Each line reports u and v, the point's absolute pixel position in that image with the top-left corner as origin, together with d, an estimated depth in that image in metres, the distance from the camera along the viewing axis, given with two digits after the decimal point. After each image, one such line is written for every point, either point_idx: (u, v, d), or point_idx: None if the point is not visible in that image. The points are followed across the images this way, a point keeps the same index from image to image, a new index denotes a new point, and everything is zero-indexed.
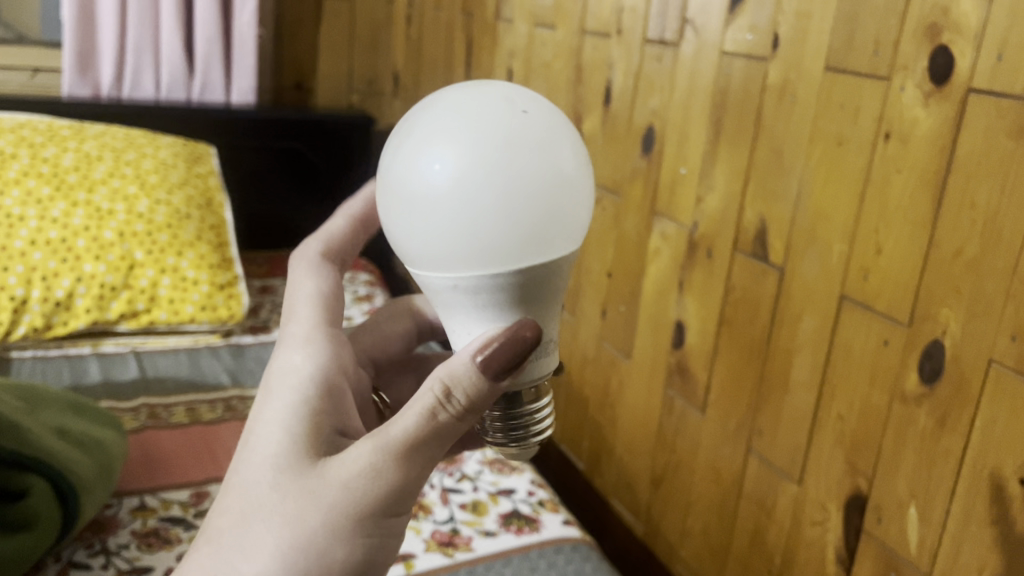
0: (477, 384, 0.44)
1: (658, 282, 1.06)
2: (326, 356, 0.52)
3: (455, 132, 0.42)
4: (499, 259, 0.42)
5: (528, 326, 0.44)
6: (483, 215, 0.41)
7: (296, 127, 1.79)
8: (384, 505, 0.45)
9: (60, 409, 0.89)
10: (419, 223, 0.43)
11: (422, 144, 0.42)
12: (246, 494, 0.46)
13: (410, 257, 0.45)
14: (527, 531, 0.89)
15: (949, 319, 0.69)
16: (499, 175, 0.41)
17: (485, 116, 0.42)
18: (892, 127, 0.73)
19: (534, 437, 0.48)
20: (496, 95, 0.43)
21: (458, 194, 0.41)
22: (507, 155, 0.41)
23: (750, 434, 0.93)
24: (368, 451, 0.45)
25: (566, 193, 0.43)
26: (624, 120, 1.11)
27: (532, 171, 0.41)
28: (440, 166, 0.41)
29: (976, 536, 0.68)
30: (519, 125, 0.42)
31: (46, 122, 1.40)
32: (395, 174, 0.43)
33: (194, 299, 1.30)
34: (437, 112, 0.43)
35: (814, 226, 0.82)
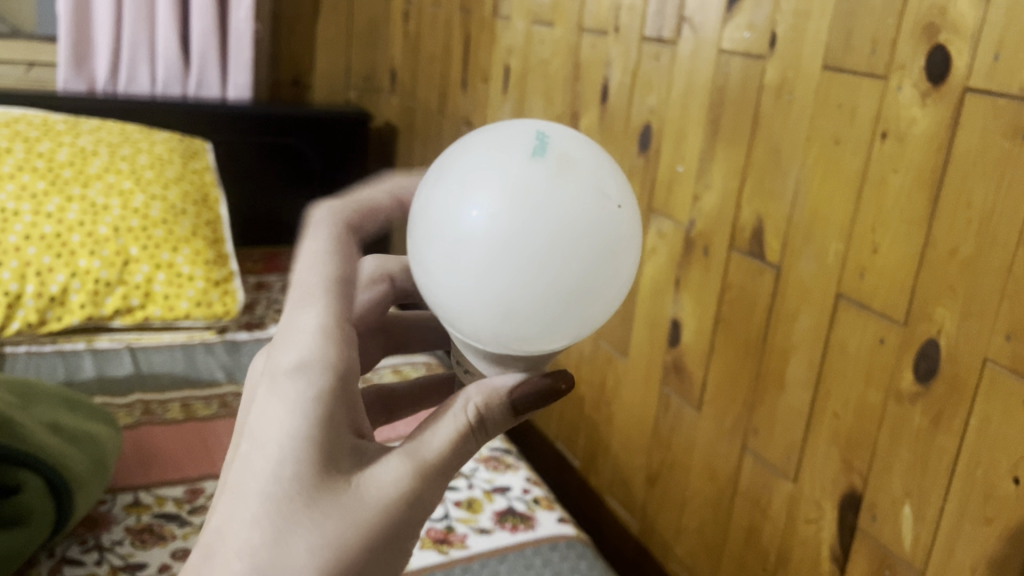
0: (505, 411, 0.46)
1: (655, 280, 1.06)
2: (337, 350, 0.43)
3: (507, 187, 0.38)
4: (528, 321, 0.41)
5: (564, 379, 0.48)
6: (517, 271, 0.39)
7: (292, 123, 1.78)
8: (407, 525, 0.43)
9: (53, 404, 0.89)
10: (446, 268, 0.40)
11: (469, 187, 0.39)
12: (275, 516, 0.40)
13: (435, 294, 0.43)
14: (522, 529, 0.89)
15: (944, 319, 0.70)
16: (539, 233, 0.38)
17: (534, 166, 0.39)
18: (889, 126, 0.73)
19: None
20: (549, 142, 0.40)
21: (490, 246, 0.38)
22: (551, 211, 0.38)
23: (745, 433, 0.93)
24: (407, 471, 0.43)
25: (612, 254, 0.40)
26: (621, 118, 1.11)
27: (580, 243, 0.39)
28: (478, 213, 0.39)
29: (969, 534, 0.68)
30: (576, 190, 0.39)
31: (41, 117, 1.39)
32: (432, 211, 0.41)
33: (190, 295, 1.30)
34: (485, 153, 0.40)
35: (811, 225, 0.82)
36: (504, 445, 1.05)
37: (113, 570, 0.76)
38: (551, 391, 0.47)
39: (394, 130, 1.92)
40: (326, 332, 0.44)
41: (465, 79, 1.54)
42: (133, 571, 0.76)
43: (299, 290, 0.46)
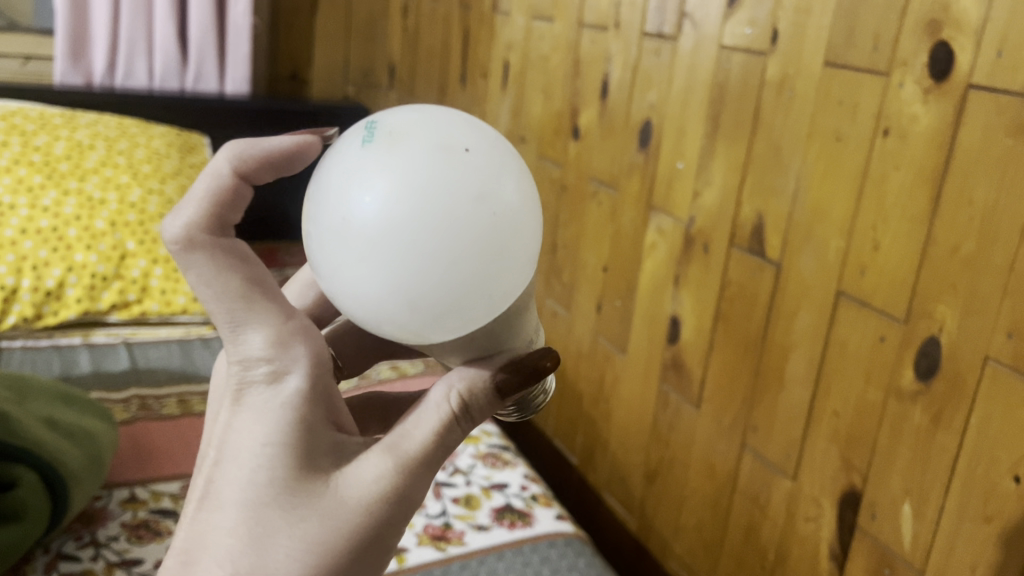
0: (490, 395, 0.45)
1: (654, 278, 1.06)
2: (302, 349, 0.43)
3: (389, 168, 0.38)
4: (433, 308, 0.39)
5: (550, 356, 0.46)
6: (414, 256, 0.38)
7: (291, 118, 1.78)
8: (395, 522, 0.43)
9: (49, 399, 0.89)
10: (341, 259, 0.39)
11: (354, 175, 0.39)
12: (252, 546, 0.40)
13: (335, 293, 0.42)
14: (520, 526, 0.89)
15: (945, 316, 0.69)
16: (433, 215, 0.37)
17: (421, 151, 0.38)
18: (891, 123, 0.73)
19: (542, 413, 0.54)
20: (436, 127, 0.40)
21: (386, 232, 0.37)
22: (443, 193, 0.37)
23: (745, 430, 0.92)
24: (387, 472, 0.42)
25: (508, 235, 0.39)
26: (622, 114, 1.10)
27: (470, 216, 0.38)
28: (370, 200, 0.38)
29: (969, 533, 0.68)
30: (464, 171, 0.38)
31: (38, 111, 1.38)
32: (323, 204, 0.40)
33: (186, 290, 1.29)
34: (374, 143, 0.39)
35: (811, 222, 0.82)
36: (502, 442, 1.05)
37: (109, 566, 0.76)
38: (537, 371, 0.45)
39: None
40: (277, 344, 0.43)
41: (465, 74, 1.54)
42: (129, 567, 0.76)
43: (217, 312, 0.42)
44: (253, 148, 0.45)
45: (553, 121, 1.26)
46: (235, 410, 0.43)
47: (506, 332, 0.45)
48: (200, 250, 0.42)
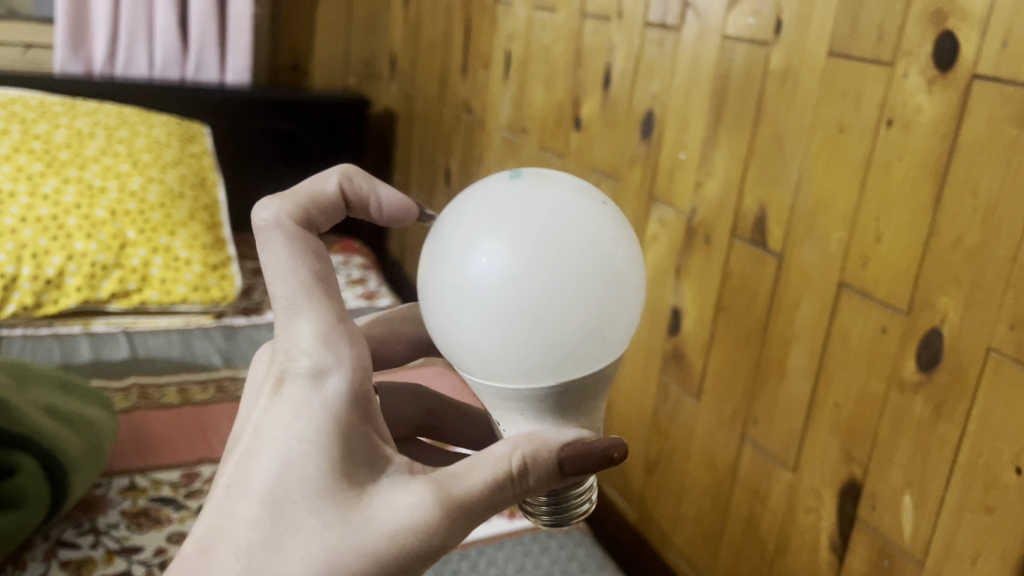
0: (550, 468, 0.46)
1: (655, 269, 1.05)
2: (350, 364, 0.46)
3: (513, 232, 0.42)
4: (522, 363, 0.44)
5: (618, 447, 0.48)
6: (524, 310, 0.42)
7: (293, 108, 1.77)
8: (418, 561, 0.44)
9: (50, 386, 0.88)
10: (459, 311, 0.43)
11: (480, 234, 0.43)
12: (271, 538, 0.43)
13: (439, 330, 0.46)
14: (520, 516, 0.89)
15: (947, 307, 0.69)
16: (547, 274, 0.42)
17: (538, 215, 0.43)
18: (894, 113, 0.73)
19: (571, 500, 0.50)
20: (551, 192, 0.44)
21: (500, 289, 0.42)
22: (555, 255, 0.42)
23: (745, 422, 0.92)
24: (429, 501, 0.44)
25: (610, 295, 0.43)
26: (624, 105, 1.10)
27: (577, 276, 0.42)
28: (487, 260, 0.42)
29: (970, 524, 0.68)
30: (578, 237, 0.43)
31: (39, 99, 1.37)
32: (444, 260, 0.44)
33: (186, 280, 1.29)
34: (492, 205, 0.44)
35: (814, 213, 0.82)
36: None
37: (109, 553, 0.76)
38: (605, 460, 0.47)
39: (394, 117, 1.92)
40: (327, 349, 0.46)
41: (466, 64, 1.53)
42: (129, 554, 0.76)
43: (280, 300, 0.47)
44: (363, 179, 0.52)
45: (555, 112, 1.26)
46: (280, 407, 0.46)
47: (583, 397, 0.47)
48: (282, 228, 0.48)
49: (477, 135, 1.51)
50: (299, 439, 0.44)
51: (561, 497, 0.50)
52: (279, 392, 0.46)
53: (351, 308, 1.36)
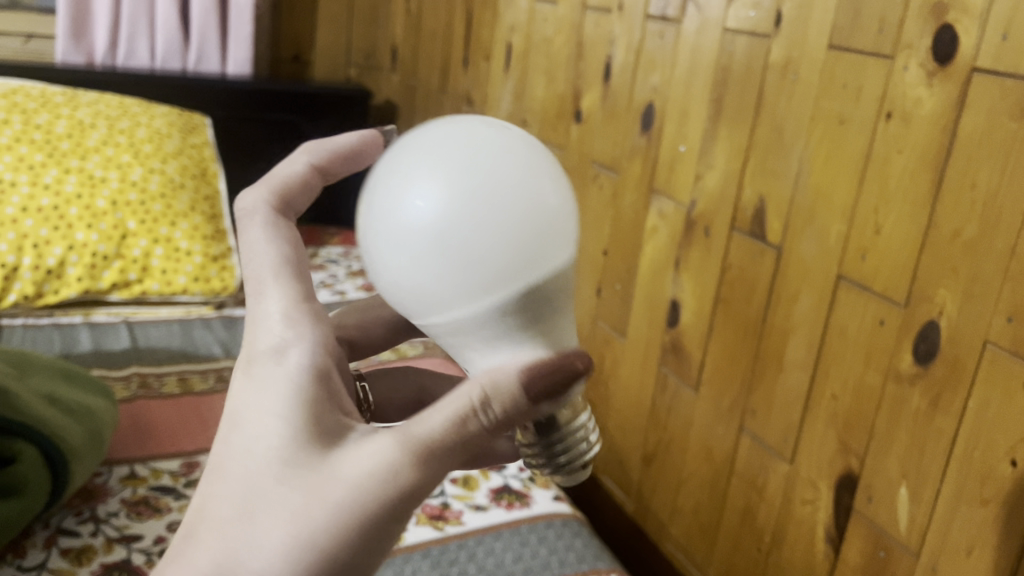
0: (515, 397, 0.39)
1: (655, 261, 1.06)
2: (312, 332, 0.43)
3: (444, 169, 0.38)
4: (476, 306, 0.39)
5: (580, 357, 0.41)
6: (473, 245, 0.37)
7: (294, 100, 1.78)
8: (393, 511, 0.39)
9: (50, 375, 0.89)
10: (403, 263, 0.38)
11: (409, 175, 0.38)
12: (242, 513, 0.39)
13: (381, 289, 0.42)
14: (518, 506, 0.89)
15: (945, 300, 0.69)
16: (488, 203, 0.37)
17: (464, 149, 0.38)
18: (894, 106, 0.73)
19: (573, 458, 0.44)
20: (473, 129, 0.40)
21: (444, 230, 0.37)
22: (492, 184, 0.37)
23: (742, 414, 0.93)
24: (399, 461, 0.39)
25: (557, 221, 0.39)
26: (624, 97, 1.10)
27: (519, 202, 0.38)
28: (422, 203, 0.37)
29: (965, 516, 0.68)
30: (510, 164, 0.38)
31: (39, 89, 1.37)
32: (378, 214, 0.39)
33: (187, 271, 1.29)
34: (418, 148, 0.39)
35: (813, 206, 0.82)
36: None
37: (109, 541, 0.76)
38: (569, 377, 0.40)
39: (394, 108, 1.93)
40: (286, 321, 0.44)
41: (467, 56, 1.53)
42: (129, 542, 0.76)
43: (251, 273, 0.45)
44: (323, 145, 0.50)
45: (556, 104, 1.26)
46: (242, 383, 0.43)
47: (539, 327, 0.41)
48: (260, 214, 0.47)
49: None
50: (262, 418, 0.40)
51: (546, 438, 0.44)
52: (246, 373, 0.43)
53: (350, 298, 1.36)
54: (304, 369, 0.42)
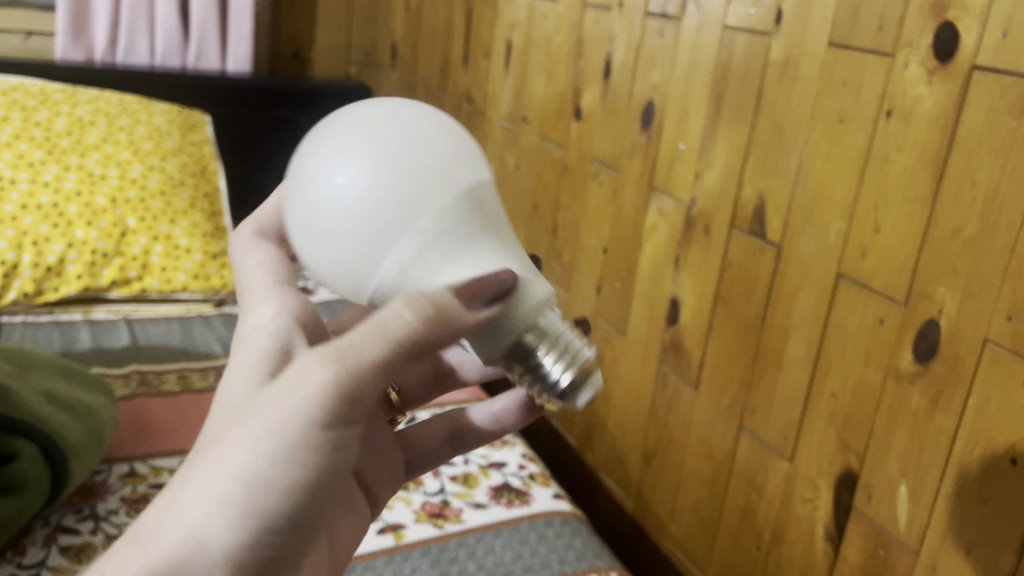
0: (442, 302, 0.41)
1: (654, 259, 1.06)
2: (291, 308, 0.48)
3: (356, 146, 0.42)
4: (408, 261, 0.42)
5: (505, 272, 0.42)
6: (394, 204, 0.41)
7: (294, 97, 1.77)
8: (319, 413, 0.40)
9: (50, 373, 0.89)
10: (333, 238, 0.42)
11: (329, 157, 0.42)
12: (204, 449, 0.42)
13: (319, 271, 0.45)
14: (517, 504, 0.89)
15: (945, 299, 0.69)
16: (400, 166, 0.41)
17: (373, 126, 0.42)
18: (894, 104, 0.73)
19: (552, 378, 0.42)
20: (377, 110, 0.44)
21: (366, 197, 0.41)
22: (401, 149, 0.41)
23: (742, 412, 0.93)
24: (321, 373, 0.41)
25: (469, 174, 0.43)
26: (624, 95, 1.10)
27: (428, 160, 0.41)
28: (342, 178, 0.41)
29: (965, 515, 0.68)
30: (415, 132, 0.42)
31: (39, 86, 1.37)
32: (304, 200, 0.43)
33: (186, 268, 1.30)
34: (330, 135, 0.43)
35: (813, 204, 0.82)
36: None
37: (108, 539, 0.76)
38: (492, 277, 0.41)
39: None
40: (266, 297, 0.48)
41: (467, 53, 1.53)
42: None
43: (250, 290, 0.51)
44: None
45: (556, 101, 1.26)
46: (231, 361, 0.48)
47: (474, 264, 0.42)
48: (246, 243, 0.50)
49: (478, 125, 1.51)
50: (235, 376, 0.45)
51: (521, 358, 0.44)
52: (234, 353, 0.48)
53: None
54: (267, 327, 0.46)
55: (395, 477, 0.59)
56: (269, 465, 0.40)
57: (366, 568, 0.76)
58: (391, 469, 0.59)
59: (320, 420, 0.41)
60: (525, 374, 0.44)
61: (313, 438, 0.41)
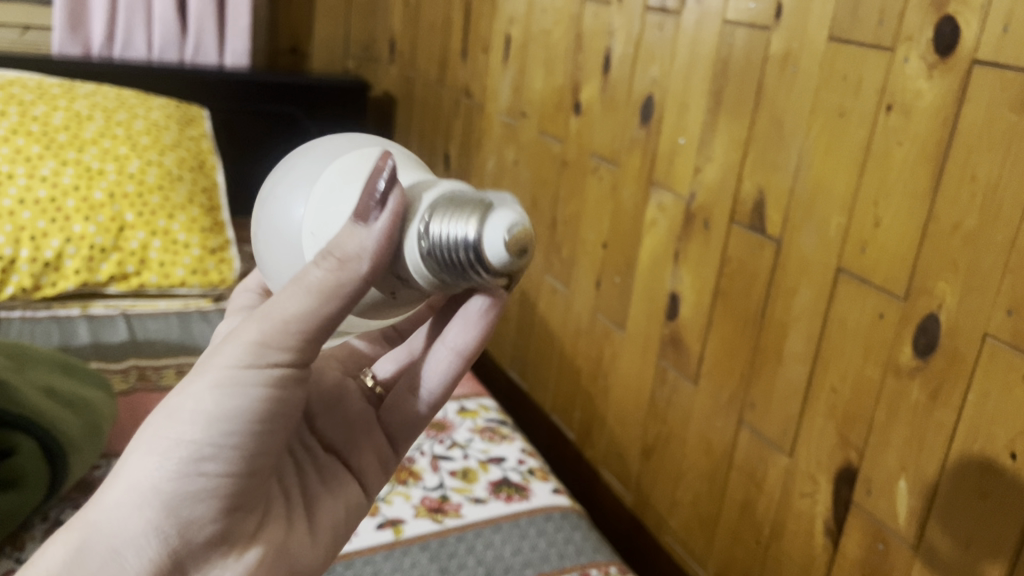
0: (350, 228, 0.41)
1: (653, 254, 1.05)
2: None
3: (291, 185, 0.46)
4: None
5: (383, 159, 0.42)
6: (344, 190, 0.44)
7: (292, 92, 1.77)
8: (235, 373, 0.44)
9: (48, 368, 0.88)
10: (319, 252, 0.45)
11: (277, 205, 0.46)
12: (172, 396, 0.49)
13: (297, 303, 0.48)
14: (517, 499, 0.89)
15: (945, 293, 0.69)
16: (332, 169, 0.45)
17: (298, 168, 0.47)
18: (894, 98, 0.72)
19: (454, 234, 0.39)
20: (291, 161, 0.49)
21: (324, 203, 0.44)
22: (325, 163, 0.46)
23: (741, 407, 0.93)
24: (249, 329, 0.44)
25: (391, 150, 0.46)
26: (623, 89, 1.10)
27: (350, 155, 0.46)
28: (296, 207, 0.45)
29: (965, 509, 0.69)
30: (331, 150, 0.47)
31: (36, 80, 1.36)
32: (277, 244, 0.46)
33: (185, 263, 1.29)
34: (270, 198, 0.47)
35: (813, 198, 0.82)
36: (500, 416, 1.05)
37: None
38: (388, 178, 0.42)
39: (393, 100, 1.92)
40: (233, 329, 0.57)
41: (466, 47, 1.53)
42: None
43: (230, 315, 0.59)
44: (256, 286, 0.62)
45: (555, 96, 1.26)
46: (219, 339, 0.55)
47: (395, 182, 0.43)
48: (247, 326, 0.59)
49: (477, 119, 1.51)
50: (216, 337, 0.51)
51: (428, 241, 0.41)
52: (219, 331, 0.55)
53: None
54: None
55: (384, 465, 0.61)
56: (193, 415, 0.45)
57: (365, 563, 0.76)
58: (370, 447, 0.60)
59: (242, 371, 0.44)
60: (458, 268, 0.40)
61: (234, 389, 0.45)
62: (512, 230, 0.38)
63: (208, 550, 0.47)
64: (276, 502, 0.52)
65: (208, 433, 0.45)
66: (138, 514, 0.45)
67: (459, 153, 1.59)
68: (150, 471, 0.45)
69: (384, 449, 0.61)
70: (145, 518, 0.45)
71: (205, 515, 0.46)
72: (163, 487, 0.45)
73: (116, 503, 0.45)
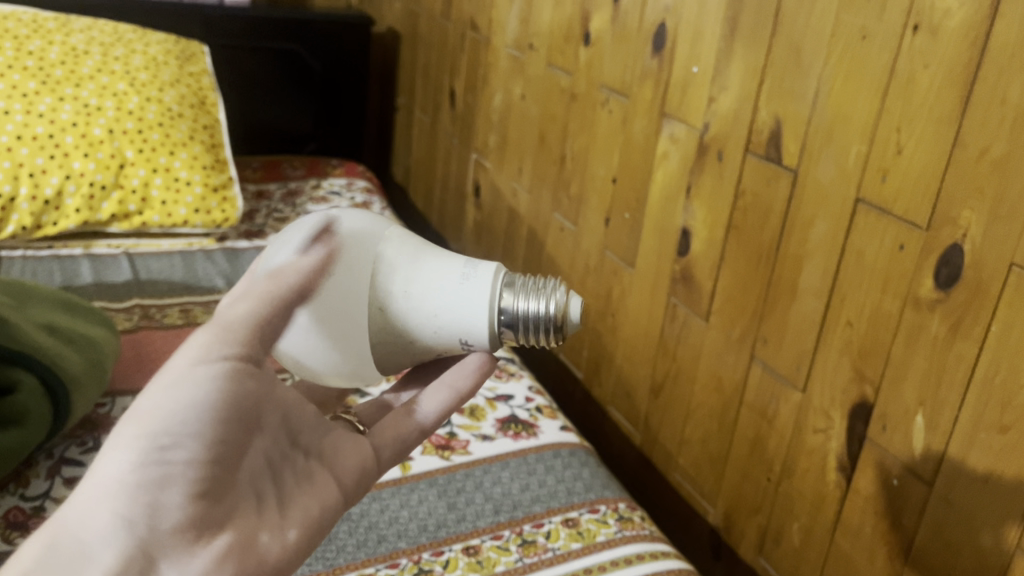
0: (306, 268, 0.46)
1: (665, 188, 1.03)
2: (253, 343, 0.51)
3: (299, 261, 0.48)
4: (433, 329, 0.51)
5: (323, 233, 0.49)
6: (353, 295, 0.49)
7: (292, 26, 1.72)
8: (192, 362, 0.41)
9: (49, 306, 0.87)
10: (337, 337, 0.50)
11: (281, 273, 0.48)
12: None
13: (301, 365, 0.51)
14: (524, 436, 0.88)
15: (970, 222, 0.67)
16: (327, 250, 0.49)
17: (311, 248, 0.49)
18: (921, 18, 0.69)
19: (542, 321, 0.50)
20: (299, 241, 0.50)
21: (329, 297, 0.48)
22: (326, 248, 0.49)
23: (754, 342, 0.91)
24: (198, 330, 0.42)
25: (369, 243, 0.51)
26: (635, 18, 1.06)
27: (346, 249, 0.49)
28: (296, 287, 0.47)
29: (984, 443, 0.67)
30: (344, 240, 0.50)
31: (30, 14, 1.32)
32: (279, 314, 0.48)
33: (187, 202, 1.28)
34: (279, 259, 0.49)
35: (832, 127, 0.78)
36: (508, 355, 1.04)
37: None
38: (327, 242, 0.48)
39: (398, 37, 1.88)
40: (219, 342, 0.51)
41: None
42: None
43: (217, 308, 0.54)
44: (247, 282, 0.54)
45: (563, 28, 1.22)
46: None
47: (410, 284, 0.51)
48: None
49: (483, 54, 1.47)
50: None
51: (516, 326, 0.51)
52: None
53: None
54: None
55: (366, 476, 0.51)
56: (139, 407, 0.39)
57: (373, 499, 0.75)
58: (359, 458, 0.51)
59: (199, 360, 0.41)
60: (525, 335, 0.51)
61: (184, 367, 0.40)
62: (573, 306, 0.51)
63: (179, 543, 0.39)
64: (258, 504, 0.44)
65: (168, 413, 0.39)
66: (100, 508, 0.37)
67: (464, 89, 1.56)
68: (111, 462, 0.38)
69: (371, 472, 0.52)
70: (109, 512, 0.37)
71: (173, 502, 0.39)
72: (123, 477, 0.38)
73: (75, 505, 0.38)
